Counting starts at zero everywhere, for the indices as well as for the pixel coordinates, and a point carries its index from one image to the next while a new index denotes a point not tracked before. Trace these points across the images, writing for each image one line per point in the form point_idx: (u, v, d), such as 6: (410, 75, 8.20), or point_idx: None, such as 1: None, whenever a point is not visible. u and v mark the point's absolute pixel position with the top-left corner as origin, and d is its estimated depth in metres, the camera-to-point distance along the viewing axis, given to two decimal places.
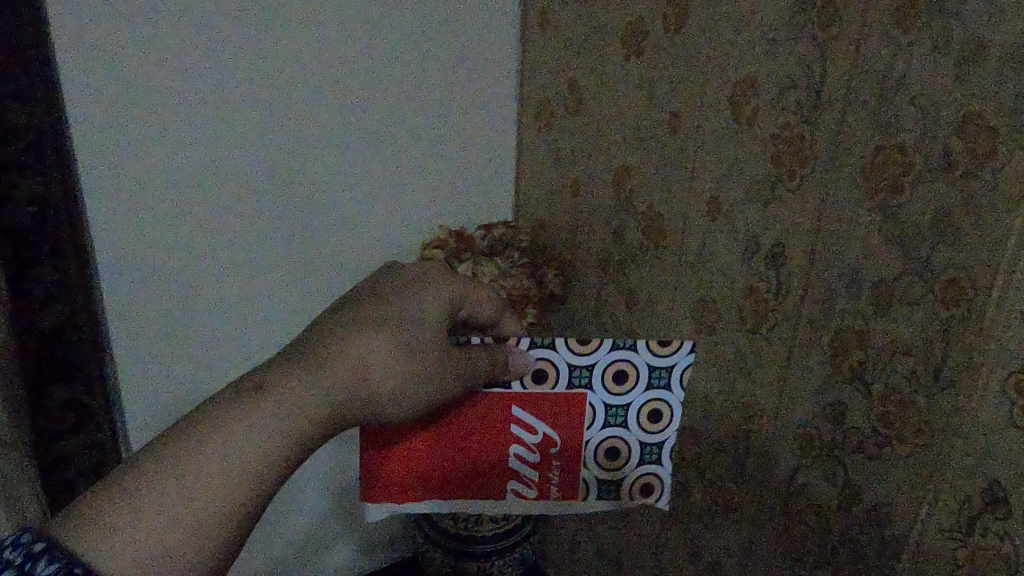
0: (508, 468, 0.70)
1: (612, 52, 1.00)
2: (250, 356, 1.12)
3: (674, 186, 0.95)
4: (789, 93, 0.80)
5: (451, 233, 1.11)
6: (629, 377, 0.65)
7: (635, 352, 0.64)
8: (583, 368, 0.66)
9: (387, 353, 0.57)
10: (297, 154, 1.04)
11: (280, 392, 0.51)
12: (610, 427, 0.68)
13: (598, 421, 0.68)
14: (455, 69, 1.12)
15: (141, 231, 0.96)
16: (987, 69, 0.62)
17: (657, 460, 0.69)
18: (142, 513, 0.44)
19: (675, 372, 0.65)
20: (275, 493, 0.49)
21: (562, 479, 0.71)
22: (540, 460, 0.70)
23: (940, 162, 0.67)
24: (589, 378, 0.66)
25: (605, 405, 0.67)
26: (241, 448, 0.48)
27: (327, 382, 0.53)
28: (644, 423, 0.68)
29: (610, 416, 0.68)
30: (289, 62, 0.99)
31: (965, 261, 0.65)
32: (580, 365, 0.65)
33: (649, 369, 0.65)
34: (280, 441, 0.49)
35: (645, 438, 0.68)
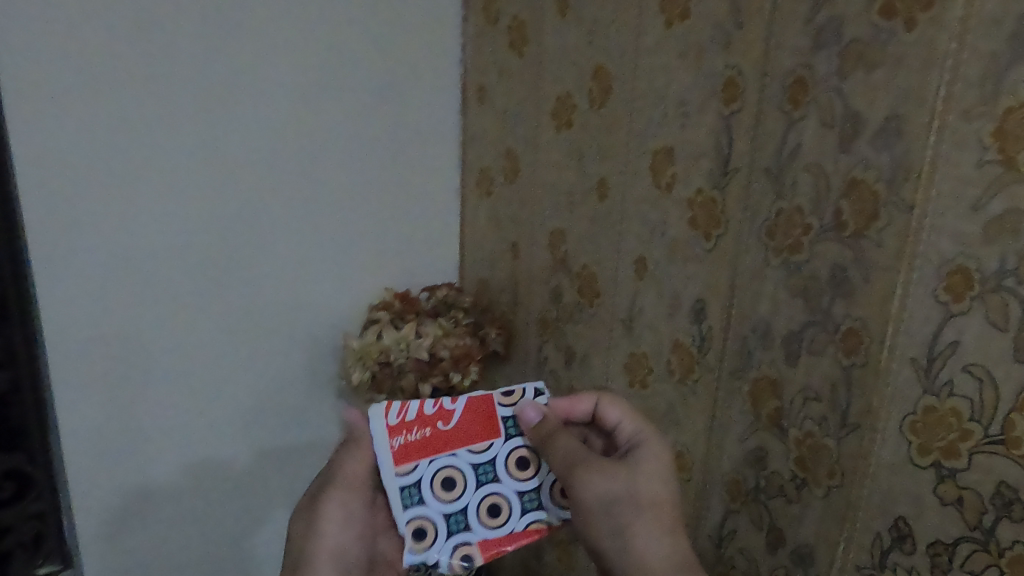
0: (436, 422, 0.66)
1: (544, 124, 1.03)
2: (206, 431, 1.10)
3: (601, 249, 0.95)
4: (697, 161, 0.80)
5: (396, 295, 1.12)
6: (458, 483, 0.65)
7: (455, 455, 0.65)
8: (532, 491, 0.66)
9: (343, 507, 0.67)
10: (237, 227, 1.04)
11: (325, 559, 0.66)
12: (486, 487, 0.65)
13: (470, 484, 0.65)
14: (402, 138, 1.15)
15: (78, 309, 0.94)
16: (866, 140, 0.64)
17: (496, 476, 0.66)
18: None
19: (498, 463, 0.66)
20: None
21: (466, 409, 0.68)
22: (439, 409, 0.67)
23: (830, 222, 0.68)
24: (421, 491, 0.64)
25: (471, 464, 0.65)
26: None
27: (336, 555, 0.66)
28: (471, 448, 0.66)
29: (480, 474, 0.65)
30: (224, 140, 0.99)
31: (861, 313, 0.67)
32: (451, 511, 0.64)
33: (473, 467, 0.65)
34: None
35: (474, 457, 0.66)
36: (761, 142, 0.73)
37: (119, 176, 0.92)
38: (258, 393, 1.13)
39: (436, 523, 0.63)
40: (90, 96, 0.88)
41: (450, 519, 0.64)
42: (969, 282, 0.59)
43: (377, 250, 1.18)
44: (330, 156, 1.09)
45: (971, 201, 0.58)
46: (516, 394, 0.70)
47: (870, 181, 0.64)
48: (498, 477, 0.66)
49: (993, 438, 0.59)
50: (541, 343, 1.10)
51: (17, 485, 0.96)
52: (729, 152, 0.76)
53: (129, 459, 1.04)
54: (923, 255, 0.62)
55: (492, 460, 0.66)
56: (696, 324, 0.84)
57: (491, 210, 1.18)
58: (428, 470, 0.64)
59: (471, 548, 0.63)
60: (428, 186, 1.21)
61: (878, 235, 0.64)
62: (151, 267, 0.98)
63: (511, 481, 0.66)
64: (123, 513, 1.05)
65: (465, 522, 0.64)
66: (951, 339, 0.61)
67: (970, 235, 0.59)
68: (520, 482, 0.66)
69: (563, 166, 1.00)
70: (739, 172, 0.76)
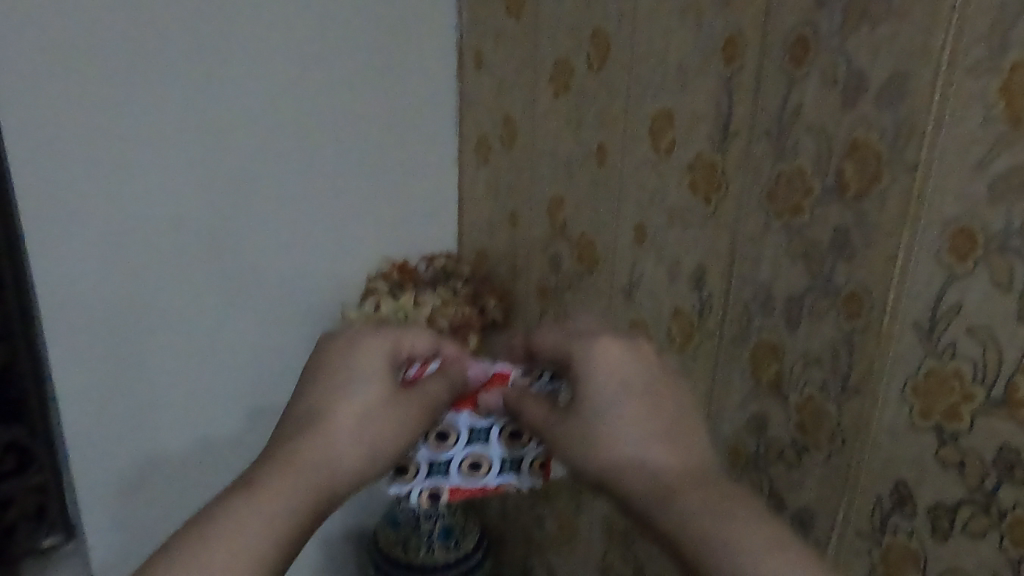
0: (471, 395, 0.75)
1: (542, 89, 1.01)
2: (210, 404, 1.11)
3: (600, 216, 0.94)
4: (696, 124, 0.79)
5: (394, 265, 1.13)
6: (453, 437, 0.78)
7: (457, 415, 0.78)
8: (512, 458, 0.79)
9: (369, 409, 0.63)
10: (234, 199, 1.03)
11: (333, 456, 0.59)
12: (473, 445, 0.78)
13: (462, 440, 0.78)
14: (397, 106, 1.13)
15: (75, 282, 0.93)
16: (870, 100, 0.62)
17: (486, 440, 0.79)
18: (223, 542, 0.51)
19: (491, 431, 0.79)
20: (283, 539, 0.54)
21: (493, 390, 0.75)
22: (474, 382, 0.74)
23: (832, 184, 0.67)
24: None
25: (469, 427, 0.78)
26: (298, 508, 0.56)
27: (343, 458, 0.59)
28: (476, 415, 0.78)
29: (473, 435, 0.78)
30: (220, 108, 0.98)
31: (863, 277, 0.66)
32: (439, 458, 0.78)
33: (470, 428, 0.78)
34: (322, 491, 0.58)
35: (473, 421, 0.78)
36: (761, 104, 0.72)
37: (113, 147, 0.91)
38: (259, 365, 1.13)
39: (421, 464, 0.78)
40: (82, 67, 0.87)
41: (433, 465, 0.78)
42: (973, 244, 0.58)
43: (373, 220, 1.17)
44: (326, 125, 1.08)
45: (976, 159, 0.57)
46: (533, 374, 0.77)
47: (873, 141, 0.63)
48: (486, 439, 0.79)
49: (994, 401, 0.59)
50: (540, 312, 1.10)
51: (17, 458, 1.00)
52: (729, 115, 0.75)
53: (134, 431, 1.04)
54: (927, 216, 0.61)
55: (488, 426, 0.78)
56: (696, 290, 0.83)
57: (489, 178, 1.16)
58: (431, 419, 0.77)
59: (441, 490, 0.79)
60: (426, 154, 1.19)
61: (880, 197, 0.63)
62: (147, 239, 0.97)
63: (497, 446, 0.79)
64: (128, 485, 1.06)
65: (444, 469, 0.78)
66: (954, 302, 0.60)
67: (975, 195, 0.58)
68: (505, 449, 0.79)
69: (561, 131, 0.99)
70: (740, 136, 0.74)
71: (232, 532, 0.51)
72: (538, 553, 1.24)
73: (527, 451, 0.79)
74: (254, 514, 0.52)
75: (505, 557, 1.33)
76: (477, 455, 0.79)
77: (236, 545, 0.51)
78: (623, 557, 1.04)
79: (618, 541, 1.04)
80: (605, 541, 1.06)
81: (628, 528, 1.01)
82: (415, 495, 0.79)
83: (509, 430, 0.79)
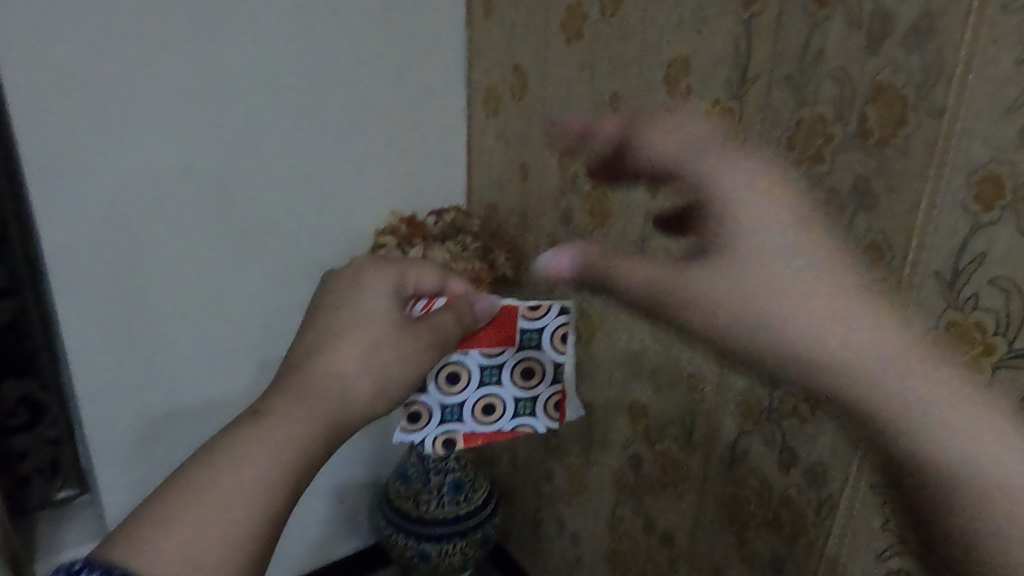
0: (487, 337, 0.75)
1: (554, 36, 0.98)
2: (222, 359, 1.11)
3: (613, 168, 0.92)
4: (714, 70, 0.76)
5: (403, 219, 1.11)
6: (462, 377, 0.76)
7: (466, 355, 0.75)
8: (528, 400, 0.77)
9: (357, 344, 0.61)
10: (242, 150, 1.01)
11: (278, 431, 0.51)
12: (487, 387, 0.76)
13: (474, 382, 0.76)
14: (405, 55, 1.11)
15: (83, 236, 0.93)
16: (897, 41, 0.60)
17: (498, 381, 0.76)
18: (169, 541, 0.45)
19: (503, 369, 0.76)
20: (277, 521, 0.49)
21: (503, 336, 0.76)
22: (496, 323, 0.75)
23: (854, 131, 0.65)
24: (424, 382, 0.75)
25: (480, 365, 0.76)
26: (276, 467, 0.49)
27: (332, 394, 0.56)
28: (489, 353, 0.76)
29: (485, 375, 0.76)
30: (225, 57, 0.96)
31: (884, 227, 0.64)
32: (450, 402, 0.76)
33: (481, 367, 0.76)
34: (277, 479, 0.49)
35: (484, 360, 0.76)
36: (782, 47, 0.69)
37: (118, 98, 0.90)
38: (269, 321, 1.13)
39: (432, 409, 0.76)
40: (83, 16, 0.85)
41: (447, 410, 0.76)
42: (1001, 190, 0.56)
43: (382, 173, 1.16)
44: (333, 75, 1.05)
45: (1006, 102, 0.55)
46: (542, 310, 0.76)
47: (898, 85, 0.60)
48: (500, 380, 0.77)
49: (1016, 353, 0.57)
50: (551, 267, 1.09)
51: (30, 411, 1.03)
52: (748, 60, 0.73)
53: (147, 386, 1.05)
54: (952, 162, 0.59)
55: (500, 364, 0.76)
56: None
57: (499, 130, 1.14)
58: (440, 363, 0.75)
59: (456, 436, 0.76)
60: (435, 106, 1.17)
61: (905, 143, 0.61)
62: (155, 192, 0.96)
63: (512, 387, 0.77)
64: (142, 438, 1.07)
65: (459, 414, 0.76)
66: (980, 250, 0.59)
67: (1004, 139, 0.55)
68: (520, 390, 0.77)
69: (574, 80, 0.96)
70: (759, 82, 0.72)
71: (195, 518, 0.46)
72: (547, 507, 1.24)
73: (542, 391, 0.77)
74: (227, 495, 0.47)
75: (516, 511, 1.34)
76: (492, 396, 0.77)
77: (205, 534, 0.45)
78: (634, 511, 1.04)
79: (628, 495, 1.04)
80: (615, 495, 1.07)
81: (638, 481, 1.01)
82: (429, 443, 0.76)
83: (520, 368, 0.77)
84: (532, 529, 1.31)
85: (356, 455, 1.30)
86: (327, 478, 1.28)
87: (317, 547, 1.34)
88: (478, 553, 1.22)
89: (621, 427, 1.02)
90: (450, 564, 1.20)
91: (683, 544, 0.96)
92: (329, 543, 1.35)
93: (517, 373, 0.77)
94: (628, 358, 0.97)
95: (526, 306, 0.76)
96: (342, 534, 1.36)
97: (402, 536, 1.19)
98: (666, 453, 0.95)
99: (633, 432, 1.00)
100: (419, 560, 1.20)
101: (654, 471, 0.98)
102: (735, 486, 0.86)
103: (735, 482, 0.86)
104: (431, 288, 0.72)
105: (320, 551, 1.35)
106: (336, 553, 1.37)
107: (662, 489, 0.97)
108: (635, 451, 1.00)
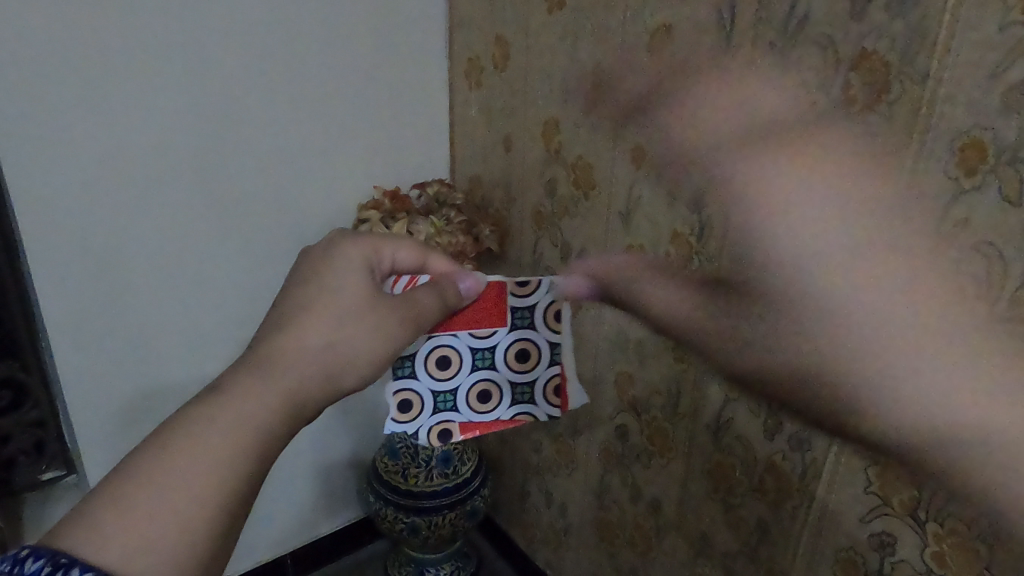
0: (468, 319, 0.73)
1: (536, 6, 0.97)
2: (201, 339, 1.10)
3: (597, 139, 0.92)
4: (698, 38, 0.76)
5: (386, 194, 1.09)
6: (453, 362, 0.73)
7: (455, 337, 0.73)
8: (525, 385, 0.75)
9: (329, 319, 0.61)
10: (219, 125, 0.99)
11: (243, 402, 0.53)
12: (481, 371, 0.74)
13: (466, 367, 0.74)
14: (384, 26, 1.09)
15: (58, 217, 0.91)
16: (881, 6, 0.59)
17: (492, 365, 0.74)
18: (133, 516, 0.46)
19: (497, 352, 0.74)
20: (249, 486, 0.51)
21: (486, 318, 0.73)
22: (478, 303, 0.73)
23: (838, 98, 0.64)
24: (412, 367, 0.73)
25: (471, 348, 0.73)
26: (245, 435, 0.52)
27: (304, 368, 0.58)
28: (477, 336, 0.73)
29: (477, 359, 0.74)
30: (201, 29, 0.93)
31: (868, 194, 0.64)
32: (442, 390, 0.74)
33: (472, 351, 0.73)
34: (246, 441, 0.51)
35: (475, 342, 0.73)
36: (766, 14, 0.69)
37: (90, 78, 0.87)
38: (249, 301, 1.12)
39: (424, 398, 0.74)
40: None
41: (438, 399, 0.74)
42: (983, 156, 0.57)
43: (364, 147, 1.14)
44: (312, 48, 1.03)
45: (989, 68, 0.55)
46: (532, 286, 0.73)
47: (881, 51, 0.60)
48: (494, 364, 0.74)
49: (998, 316, 0.58)
50: (536, 240, 1.09)
51: (14, 393, 0.98)
52: (733, 26, 0.72)
53: (128, 367, 1.04)
54: (937, 129, 0.59)
55: (493, 347, 0.73)
56: (696, 212, 0.81)
57: (482, 102, 1.13)
58: (428, 348, 0.73)
59: (453, 426, 0.74)
60: (418, 78, 1.16)
61: (889, 109, 0.61)
62: (131, 172, 0.94)
63: (508, 371, 0.74)
64: (124, 419, 1.07)
65: (453, 403, 0.74)
66: (962, 218, 0.59)
67: (988, 106, 0.56)
68: (515, 374, 0.74)
69: (556, 51, 0.95)
70: (743, 49, 0.71)
71: (155, 500, 0.47)
72: (536, 478, 1.25)
73: (540, 375, 0.75)
74: (184, 481, 0.48)
75: (505, 483, 1.35)
76: (487, 382, 0.74)
77: (159, 516, 0.47)
78: (622, 481, 1.05)
79: (616, 465, 1.05)
80: (602, 464, 1.08)
81: (625, 451, 1.02)
82: (424, 434, 0.74)
83: (516, 350, 0.74)
84: (520, 500, 1.32)
85: (343, 434, 1.31)
86: (313, 457, 1.29)
87: (304, 522, 1.34)
88: (466, 524, 1.24)
89: (608, 398, 1.02)
90: (440, 535, 1.22)
91: (670, 511, 0.97)
92: (317, 517, 1.36)
93: (511, 356, 0.74)
94: (614, 329, 0.98)
95: (516, 282, 0.73)
96: (330, 509, 1.37)
97: (391, 509, 1.19)
98: (652, 422, 0.96)
99: (620, 402, 1.00)
100: (408, 534, 1.21)
101: (640, 440, 0.99)
102: (721, 453, 0.87)
103: (722, 450, 0.87)
104: (412, 265, 0.72)
105: (308, 526, 1.35)
106: (325, 528, 1.38)
107: (649, 457, 0.98)
108: (622, 420, 1.01)
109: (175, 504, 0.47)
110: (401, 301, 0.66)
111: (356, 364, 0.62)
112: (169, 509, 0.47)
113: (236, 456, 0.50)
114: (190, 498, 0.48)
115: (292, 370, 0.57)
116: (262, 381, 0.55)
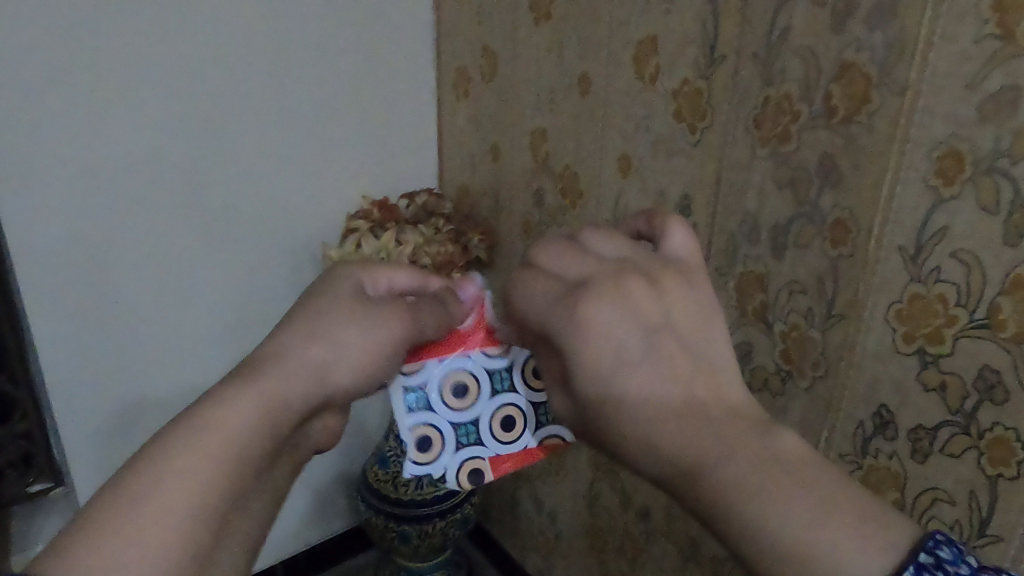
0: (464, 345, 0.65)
1: (523, 17, 0.98)
2: (190, 348, 1.10)
3: (584, 148, 0.93)
4: (682, 49, 0.77)
5: (374, 203, 1.10)
6: (470, 390, 0.64)
7: (466, 358, 0.65)
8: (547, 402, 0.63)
9: (312, 320, 0.56)
10: (206, 135, 0.99)
11: (217, 407, 0.48)
12: (501, 396, 0.64)
13: (486, 393, 0.64)
14: (373, 36, 1.09)
15: (53, 232, 0.91)
16: (861, 19, 0.61)
17: (513, 385, 0.64)
18: (101, 537, 0.41)
19: (514, 370, 0.64)
20: (233, 488, 0.46)
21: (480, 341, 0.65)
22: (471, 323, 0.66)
23: (820, 109, 0.65)
24: (425, 400, 0.64)
25: (486, 369, 0.65)
26: (222, 434, 0.47)
27: (284, 368, 0.53)
28: (489, 353, 0.65)
29: (495, 381, 0.65)
30: (188, 39, 0.94)
31: (850, 203, 0.65)
32: (462, 422, 0.64)
33: (488, 373, 0.65)
34: (220, 443, 0.46)
35: (489, 362, 0.65)
36: (749, 26, 0.70)
37: (81, 92, 0.88)
38: (238, 310, 1.12)
39: (445, 435, 0.64)
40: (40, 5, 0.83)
41: (461, 433, 0.64)
42: (961, 165, 0.57)
43: (353, 156, 1.15)
44: (299, 58, 1.04)
45: (966, 80, 0.56)
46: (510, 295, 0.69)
47: (862, 63, 0.61)
48: (513, 382, 0.64)
49: (978, 323, 0.59)
50: (525, 248, 1.09)
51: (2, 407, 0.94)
52: (716, 38, 0.73)
53: (117, 378, 1.04)
54: (915, 139, 0.60)
55: (509, 366, 0.64)
56: (682, 221, 0.82)
57: (470, 111, 1.14)
58: (439, 379, 0.64)
59: (482, 463, 0.64)
60: (407, 88, 1.16)
61: (869, 120, 0.62)
62: (124, 186, 0.95)
63: (526, 389, 0.64)
64: (110, 430, 1.07)
65: (476, 435, 0.64)
66: (941, 225, 0.60)
67: (964, 116, 0.56)
68: (535, 390, 0.64)
69: (543, 61, 0.96)
70: (727, 60, 0.72)
71: (129, 518, 0.42)
72: (526, 486, 1.26)
73: None
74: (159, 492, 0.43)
75: (495, 491, 1.36)
76: (508, 404, 0.64)
77: (129, 536, 0.41)
78: (611, 488, 1.05)
79: (605, 473, 1.05)
80: (592, 471, 1.08)
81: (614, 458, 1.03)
82: (452, 474, 0.64)
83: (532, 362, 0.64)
84: (510, 507, 1.32)
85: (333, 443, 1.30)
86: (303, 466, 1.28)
87: (294, 532, 1.34)
88: (457, 532, 1.24)
89: None
90: (430, 544, 1.22)
91: (659, 517, 0.98)
92: (307, 527, 1.36)
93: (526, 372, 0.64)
94: None
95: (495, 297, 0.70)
96: (321, 519, 1.37)
97: (381, 517, 1.19)
98: None
99: None
100: (398, 542, 1.21)
101: None
102: None
103: None
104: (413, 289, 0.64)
105: (297, 536, 1.35)
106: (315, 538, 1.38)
107: None
108: None
109: (148, 517, 0.42)
110: (398, 312, 0.59)
111: (350, 358, 0.56)
112: (141, 525, 0.42)
113: (212, 459, 0.46)
114: (165, 510, 0.43)
115: (274, 373, 0.52)
116: (258, 390, 0.51)
